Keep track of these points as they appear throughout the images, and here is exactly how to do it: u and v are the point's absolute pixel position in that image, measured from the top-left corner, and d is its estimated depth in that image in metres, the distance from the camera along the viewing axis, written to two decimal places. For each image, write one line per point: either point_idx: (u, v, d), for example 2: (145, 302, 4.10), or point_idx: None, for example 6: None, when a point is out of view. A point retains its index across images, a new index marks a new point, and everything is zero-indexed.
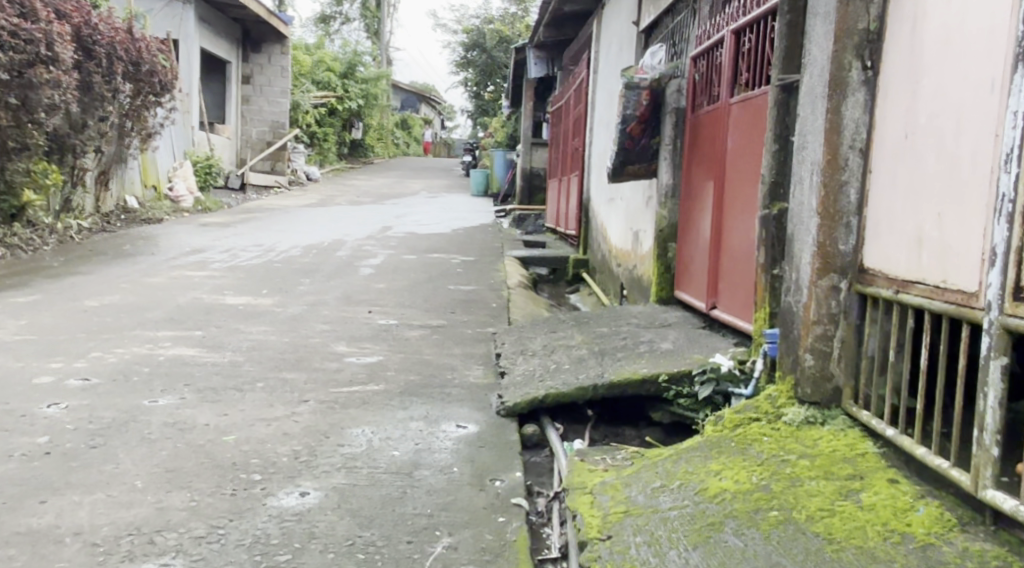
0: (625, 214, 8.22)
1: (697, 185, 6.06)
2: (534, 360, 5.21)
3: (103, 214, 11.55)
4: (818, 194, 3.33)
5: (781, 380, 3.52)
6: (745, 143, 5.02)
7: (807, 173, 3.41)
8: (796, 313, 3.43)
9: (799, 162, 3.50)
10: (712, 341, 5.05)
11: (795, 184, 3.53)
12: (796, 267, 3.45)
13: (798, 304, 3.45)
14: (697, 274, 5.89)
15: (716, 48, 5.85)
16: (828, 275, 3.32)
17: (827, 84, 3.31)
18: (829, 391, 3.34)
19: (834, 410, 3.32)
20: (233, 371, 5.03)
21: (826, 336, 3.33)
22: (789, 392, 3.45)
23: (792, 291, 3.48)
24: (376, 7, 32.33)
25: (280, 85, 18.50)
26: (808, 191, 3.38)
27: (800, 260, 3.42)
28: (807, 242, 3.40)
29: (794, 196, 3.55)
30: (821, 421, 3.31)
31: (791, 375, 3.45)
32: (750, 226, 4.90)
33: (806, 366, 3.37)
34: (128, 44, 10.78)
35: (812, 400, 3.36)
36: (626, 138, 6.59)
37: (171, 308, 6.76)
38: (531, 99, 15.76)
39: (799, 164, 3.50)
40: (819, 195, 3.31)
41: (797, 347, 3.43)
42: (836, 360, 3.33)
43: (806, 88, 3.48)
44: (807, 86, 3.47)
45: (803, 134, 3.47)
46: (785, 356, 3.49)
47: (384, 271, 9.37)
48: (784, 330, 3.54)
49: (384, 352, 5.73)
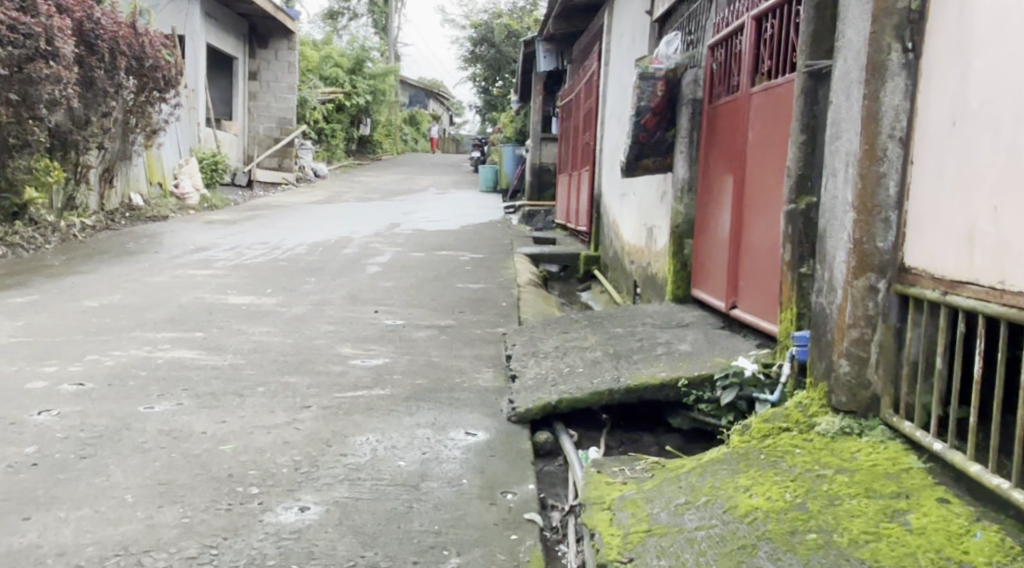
0: (639, 210, 7.99)
1: (715, 178, 5.83)
2: (547, 362, 4.99)
3: (107, 212, 11.36)
4: (855, 187, 3.11)
5: (812, 387, 3.31)
6: (767, 135, 4.79)
7: (842, 164, 3.19)
8: (830, 315, 3.21)
9: (833, 153, 3.28)
10: (733, 342, 4.83)
11: (828, 177, 3.31)
12: (830, 265, 3.23)
13: (832, 306, 3.23)
14: (716, 273, 5.65)
15: (735, 35, 5.62)
16: (865, 275, 3.10)
17: (864, 67, 3.09)
18: (866, 399, 3.12)
19: (871, 421, 3.09)
20: (233, 375, 4.81)
21: (862, 339, 3.11)
22: (821, 400, 3.23)
23: (825, 291, 3.26)
24: (384, 2, 32.12)
25: (287, 80, 18.30)
26: (843, 184, 3.16)
27: (835, 258, 3.21)
28: (841, 239, 3.18)
29: (826, 189, 3.33)
30: (859, 432, 3.09)
31: (824, 382, 3.23)
32: (774, 222, 4.67)
33: (842, 373, 3.15)
34: (132, 38, 10.58)
35: (848, 409, 3.14)
36: (640, 131, 6.37)
37: (172, 308, 6.55)
38: (540, 93, 15.54)
39: (833, 156, 3.28)
40: (856, 188, 3.10)
41: (831, 351, 3.21)
42: (873, 367, 3.11)
43: (840, 73, 3.25)
44: (841, 72, 3.25)
45: (837, 122, 3.25)
46: (817, 361, 3.27)
47: (392, 268, 9.16)
48: (816, 333, 3.33)
49: (391, 354, 5.51)
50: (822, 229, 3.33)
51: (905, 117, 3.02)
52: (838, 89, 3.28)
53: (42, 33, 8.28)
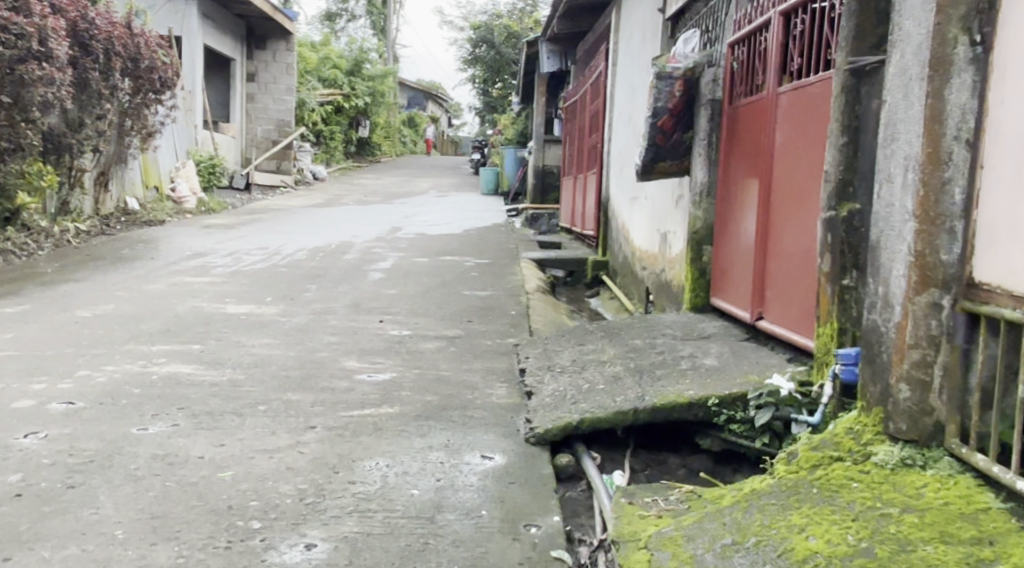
0: (651, 215, 7.73)
1: (736, 182, 5.58)
2: (564, 377, 4.71)
3: (103, 216, 11.09)
4: (917, 195, 2.98)
5: (864, 413, 3.17)
6: (799, 137, 4.52)
7: (900, 169, 3.06)
8: (888, 335, 3.07)
9: (889, 157, 3.14)
10: (763, 357, 4.57)
11: (882, 183, 3.17)
12: (886, 279, 3.09)
13: (888, 326, 3.09)
14: (739, 282, 5.39)
15: (758, 32, 5.36)
16: (927, 290, 2.95)
17: (928, 62, 2.96)
18: (929, 427, 2.96)
19: (935, 452, 2.94)
20: (231, 392, 4.53)
21: (925, 362, 2.96)
22: (876, 427, 3.09)
23: (879, 307, 3.13)
24: (383, 4, 31.82)
25: (285, 82, 18.01)
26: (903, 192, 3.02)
27: (892, 272, 3.07)
28: (900, 251, 3.04)
29: (879, 196, 3.18)
30: (922, 464, 2.94)
31: (880, 407, 3.10)
32: (808, 229, 4.40)
33: (902, 399, 3.00)
34: (127, 39, 10.29)
35: (909, 438, 3.00)
36: (657, 133, 6.08)
37: (168, 319, 6.27)
38: (543, 95, 15.26)
39: (888, 160, 3.14)
40: (919, 197, 2.96)
41: (888, 374, 3.07)
42: (936, 392, 2.95)
43: (897, 70, 3.12)
44: (898, 69, 3.12)
45: (894, 123, 3.11)
46: (871, 384, 3.14)
47: (395, 275, 8.89)
48: (867, 353, 3.19)
49: (399, 368, 5.23)
50: (875, 239, 3.20)
51: (973, 116, 2.85)
52: (893, 88, 3.15)
53: (35, 33, 8.00)
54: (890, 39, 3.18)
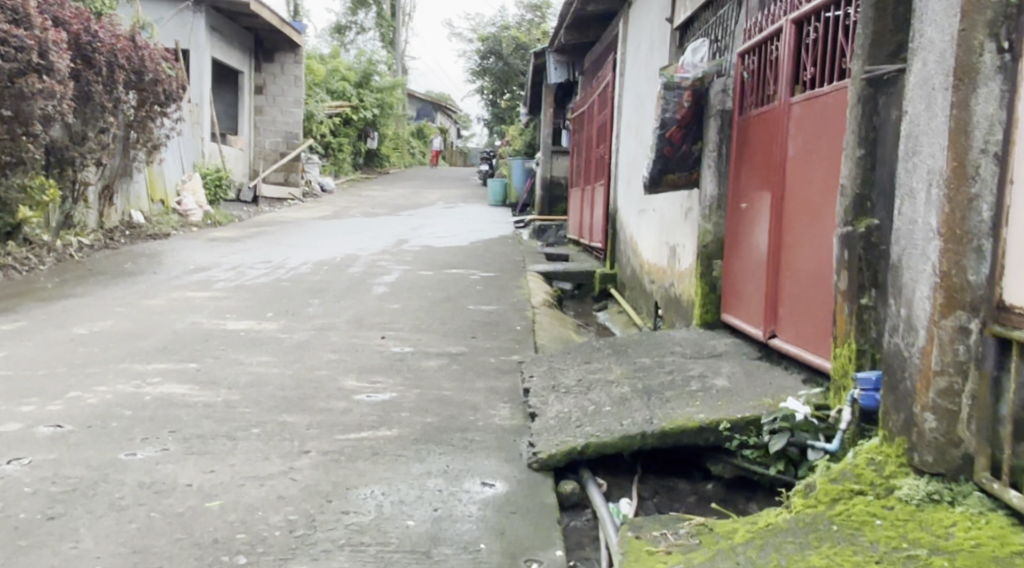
0: (660, 228, 7.57)
1: (746, 195, 5.42)
2: (569, 398, 4.54)
3: (107, 230, 10.96)
4: (942, 211, 2.90)
5: (887, 443, 3.09)
6: (813, 148, 4.35)
7: (922, 184, 2.98)
8: (911, 360, 3.00)
9: (910, 171, 3.06)
10: (777, 378, 4.40)
11: (903, 198, 3.09)
12: (909, 300, 3.02)
13: (911, 351, 3.01)
14: (751, 298, 5.23)
15: (768, 41, 5.21)
16: (954, 314, 2.88)
17: (952, 71, 2.88)
18: (956, 459, 2.89)
19: (964, 486, 2.88)
20: (225, 414, 4.36)
21: (952, 390, 2.88)
22: (899, 459, 3.02)
23: (902, 330, 3.05)
24: (392, 16, 31.75)
25: (293, 94, 17.90)
26: (928, 209, 2.95)
27: (915, 293, 3.00)
28: (924, 270, 2.96)
29: (899, 211, 3.11)
30: (950, 500, 2.87)
31: (903, 437, 3.02)
32: (823, 243, 4.23)
33: (928, 430, 2.93)
34: (131, 51, 10.17)
35: (935, 470, 2.93)
36: (665, 145, 5.94)
37: (166, 336, 6.11)
38: (551, 105, 15.11)
39: (909, 174, 3.06)
40: (944, 212, 2.89)
41: (911, 402, 3.00)
42: (964, 422, 2.88)
43: (918, 78, 3.03)
44: (919, 77, 3.03)
45: (915, 135, 3.04)
46: (894, 412, 3.07)
47: (399, 289, 8.74)
48: (888, 379, 3.12)
49: (400, 387, 5.06)
50: (896, 258, 3.12)
51: (1002, 128, 2.80)
52: (913, 98, 3.07)
53: (35, 46, 7.88)
54: (908, 48, 3.11)
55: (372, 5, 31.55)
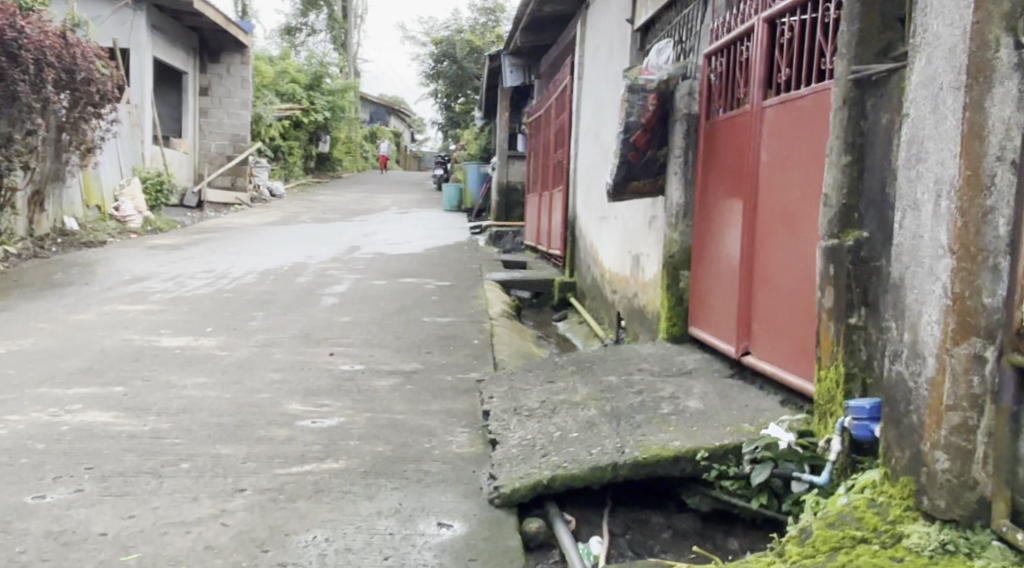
0: (622, 236, 7.29)
1: (715, 203, 5.14)
2: (532, 423, 4.28)
3: (36, 238, 10.48)
4: (953, 226, 2.70)
5: (889, 482, 2.90)
6: (790, 154, 4.07)
7: (930, 196, 2.79)
8: (919, 393, 2.82)
9: (913, 181, 2.88)
10: (753, 400, 4.13)
11: (906, 210, 2.90)
12: (914, 321, 2.84)
13: (918, 383, 2.82)
14: (722, 312, 4.94)
15: (738, 41, 4.92)
16: (968, 341, 2.67)
17: (964, 67, 2.69)
18: (972, 503, 2.69)
19: (982, 533, 2.67)
20: (151, 447, 4.20)
21: (966, 426, 2.69)
22: (906, 501, 2.83)
23: (907, 357, 2.86)
24: (343, 17, 31.22)
25: (240, 96, 17.46)
26: (936, 223, 2.77)
27: (923, 314, 2.81)
28: (932, 292, 2.78)
29: (899, 229, 2.93)
30: (967, 552, 2.65)
31: (909, 477, 2.84)
32: (804, 256, 3.94)
33: (939, 471, 2.74)
34: (61, 49, 9.73)
35: (947, 516, 2.73)
36: (629, 150, 5.63)
37: (91, 356, 6.09)
38: (507, 109, 14.82)
39: (913, 187, 2.87)
40: (955, 228, 2.70)
41: (918, 439, 2.81)
42: (980, 463, 2.67)
43: (920, 78, 2.85)
44: (922, 77, 2.85)
45: (920, 142, 2.85)
46: (898, 448, 2.89)
47: (350, 300, 8.44)
48: (890, 411, 2.93)
49: (349, 412, 4.86)
50: (897, 278, 2.93)
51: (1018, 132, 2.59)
52: (916, 100, 2.88)
53: None
54: (911, 47, 2.92)
55: (323, 7, 31.07)
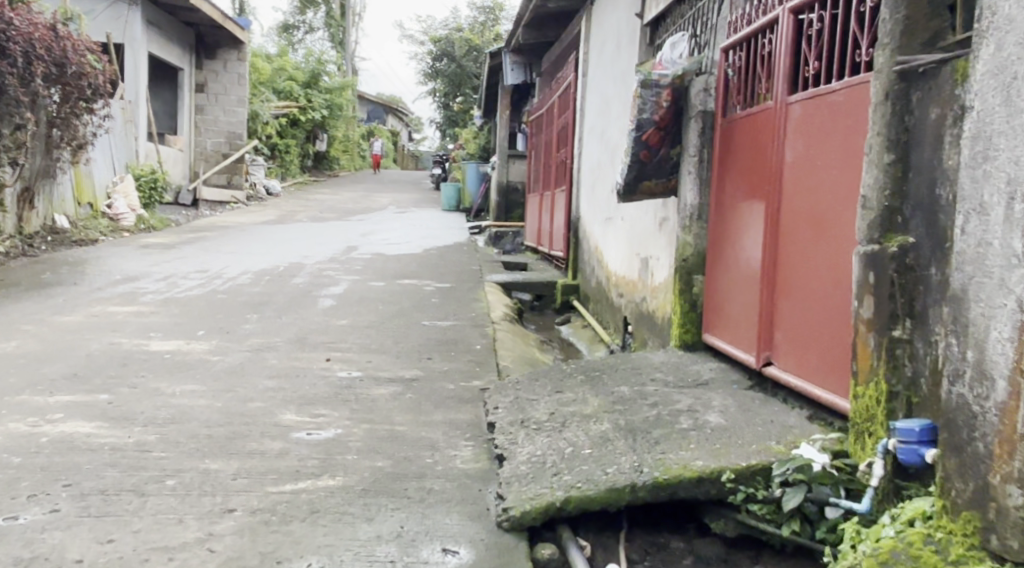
0: (629, 238, 7.04)
1: (733, 205, 4.90)
2: (542, 438, 4.03)
3: (25, 236, 10.27)
4: None
5: (947, 517, 2.74)
6: (818, 152, 3.83)
7: (1001, 199, 2.62)
8: (986, 418, 2.65)
9: (978, 182, 2.70)
10: (777, 413, 3.89)
11: (969, 213, 2.72)
12: (981, 339, 2.67)
13: (985, 409, 2.66)
14: (741, 320, 4.68)
15: (758, 35, 4.68)
16: None
17: None
18: None
19: None
20: (136, 462, 3.96)
21: None
22: (969, 540, 2.67)
23: (975, 378, 2.68)
24: (341, 15, 30.95)
25: (236, 92, 17.14)
26: (1009, 230, 2.60)
27: (991, 332, 2.64)
28: (1004, 306, 2.61)
29: (959, 236, 2.76)
30: None
31: (973, 513, 2.67)
32: (835, 261, 3.69)
33: (1013, 509, 2.59)
34: (51, 42, 9.46)
35: (1019, 558, 2.58)
36: (641, 148, 5.38)
37: (76, 361, 5.84)
38: (507, 108, 14.57)
39: (977, 190, 2.70)
40: None
41: (985, 471, 2.65)
42: None
43: (989, 66, 2.67)
44: (992, 64, 2.67)
45: (986, 138, 2.68)
46: (959, 481, 2.72)
47: (347, 301, 8.20)
48: (949, 437, 2.76)
49: (347, 422, 4.61)
50: (957, 289, 2.76)
51: None
52: (982, 91, 2.70)
53: None
54: (973, 33, 2.74)
55: (320, 4, 30.77)
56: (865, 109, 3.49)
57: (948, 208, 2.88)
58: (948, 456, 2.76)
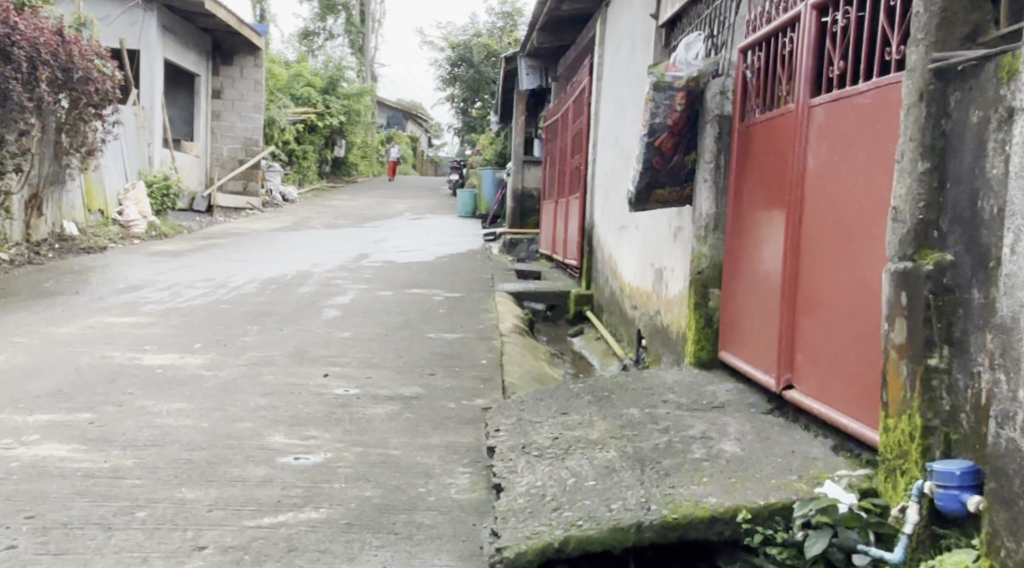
0: (643, 247, 6.75)
1: (750, 215, 4.60)
2: (542, 466, 3.73)
3: (33, 244, 10.05)
4: None
5: None
6: (843, 159, 3.53)
7: None
8: None
9: None
10: (798, 443, 3.59)
11: (1020, 231, 2.44)
12: None
13: None
14: (760, 338, 4.38)
15: (778, 34, 4.37)
16: None
17: None
18: None
19: None
20: (108, 490, 3.70)
21: None
22: None
23: None
24: (361, 21, 30.78)
25: (252, 99, 16.91)
26: None
27: None
28: None
29: (1009, 258, 2.47)
30: None
31: None
32: (864, 278, 3.39)
33: None
34: (57, 47, 9.24)
35: None
36: (654, 155, 5.08)
37: (64, 375, 5.59)
38: (523, 114, 14.27)
39: None
40: None
41: None
42: None
43: None
44: None
45: None
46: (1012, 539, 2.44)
47: (353, 311, 7.93)
48: (998, 487, 2.49)
49: (337, 446, 4.33)
50: (1007, 318, 2.48)
51: None
52: None
53: None
54: None
55: (340, 10, 30.60)
56: (897, 113, 3.18)
57: (992, 222, 2.59)
58: (996, 510, 2.49)
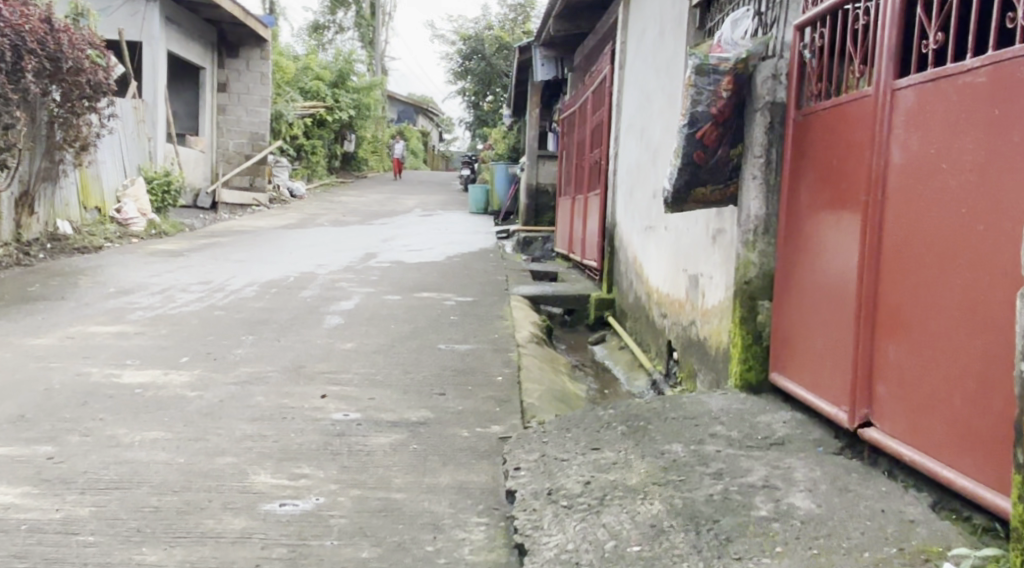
0: (675, 250, 6.10)
1: (810, 215, 3.96)
2: (575, 521, 3.12)
3: (23, 243, 9.46)
4: None
5: None
6: (952, 149, 2.94)
7: None
8: None
9: None
10: (889, 502, 2.99)
11: None
12: None
13: None
14: (825, 360, 3.73)
15: (843, 9, 3.75)
16: None
17: None
18: None
19: None
20: (58, 557, 3.13)
21: None
22: None
23: None
24: (371, 15, 30.06)
25: (259, 92, 16.26)
26: None
27: None
28: None
29: None
30: None
31: None
32: (994, 290, 2.79)
33: None
34: (45, 35, 8.63)
35: None
36: (695, 148, 4.40)
37: (31, 397, 4.98)
38: (537, 106, 13.61)
39: None
40: None
41: None
42: None
43: None
44: None
45: None
46: None
47: (358, 318, 7.32)
48: None
49: (332, 488, 3.71)
50: None
51: None
52: None
53: None
54: None
55: (351, 4, 29.93)
56: None
57: None
58: None
